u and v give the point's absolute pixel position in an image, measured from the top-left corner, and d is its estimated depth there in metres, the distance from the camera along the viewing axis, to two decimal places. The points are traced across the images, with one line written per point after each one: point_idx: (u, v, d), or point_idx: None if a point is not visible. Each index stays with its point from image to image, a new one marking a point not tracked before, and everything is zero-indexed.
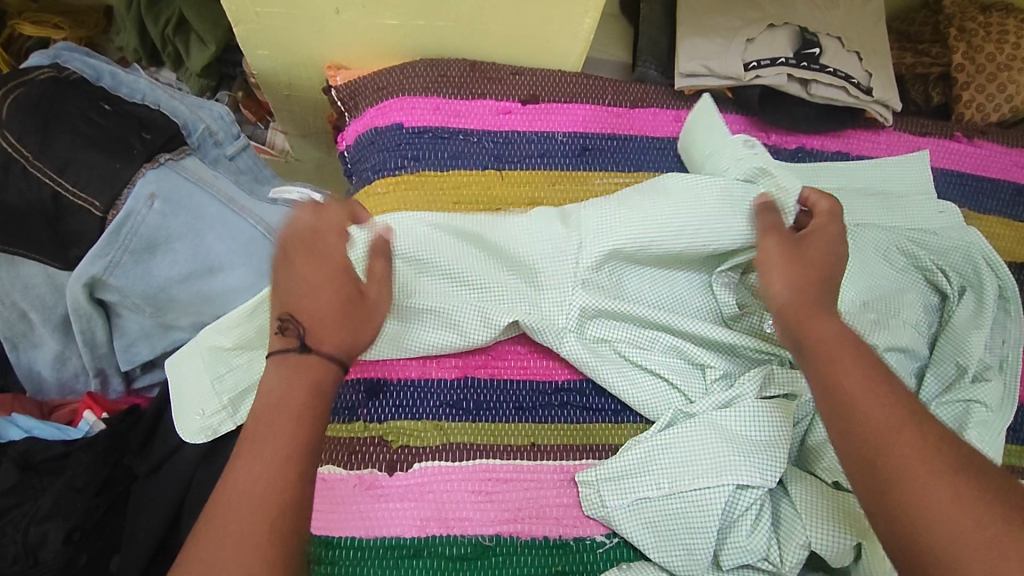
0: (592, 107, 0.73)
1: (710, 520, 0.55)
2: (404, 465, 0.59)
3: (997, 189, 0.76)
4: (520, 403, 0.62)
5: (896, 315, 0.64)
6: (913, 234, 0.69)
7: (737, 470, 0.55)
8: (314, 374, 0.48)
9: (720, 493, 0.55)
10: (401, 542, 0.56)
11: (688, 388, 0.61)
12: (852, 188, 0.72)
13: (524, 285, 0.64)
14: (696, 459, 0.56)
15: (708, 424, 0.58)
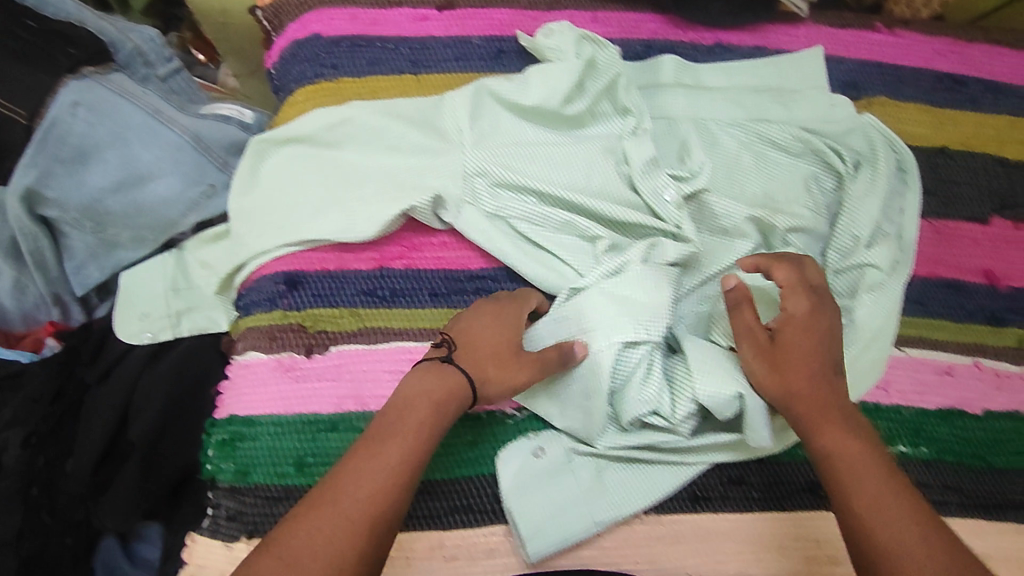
0: (509, 11, 0.74)
1: (600, 383, 0.58)
2: (320, 348, 0.61)
3: (917, 77, 0.76)
4: (435, 290, 0.64)
5: (796, 201, 0.68)
6: (806, 124, 0.72)
7: (624, 330, 0.58)
8: (449, 381, 0.54)
9: (608, 352, 0.58)
10: (318, 417, 0.59)
11: (574, 264, 0.63)
12: (755, 87, 0.74)
13: (411, 165, 0.64)
14: (585, 325, 0.59)
15: (594, 293, 0.60)
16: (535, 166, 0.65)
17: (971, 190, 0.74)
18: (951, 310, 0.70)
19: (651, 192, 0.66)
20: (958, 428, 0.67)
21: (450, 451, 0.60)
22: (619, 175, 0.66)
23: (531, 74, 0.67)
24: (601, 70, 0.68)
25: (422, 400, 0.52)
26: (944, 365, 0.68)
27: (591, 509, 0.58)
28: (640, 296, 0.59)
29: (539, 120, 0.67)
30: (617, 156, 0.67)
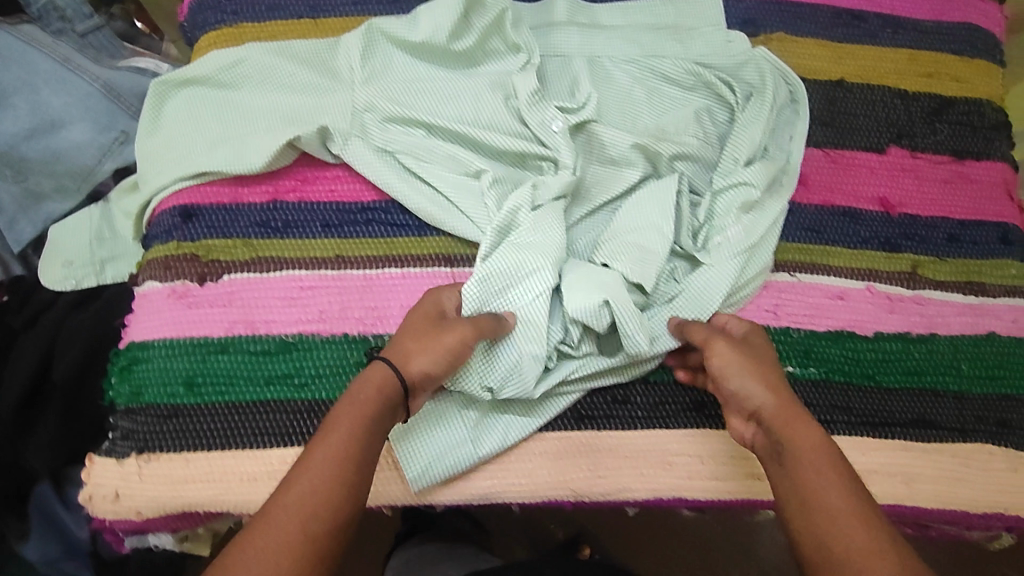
0: None
1: (530, 329, 0.59)
2: (212, 276, 0.64)
3: (816, 14, 0.78)
4: (326, 222, 0.66)
5: (687, 129, 0.70)
6: (699, 60, 0.74)
7: (545, 276, 0.60)
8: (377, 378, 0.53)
9: (538, 299, 0.59)
10: (209, 340, 0.62)
11: (457, 193, 0.65)
12: (647, 24, 0.76)
13: (304, 101, 0.67)
14: (507, 281, 0.60)
15: (509, 246, 0.61)
16: (428, 99, 0.68)
17: (868, 122, 0.75)
18: (846, 237, 0.71)
19: (539, 123, 0.68)
20: (849, 349, 0.67)
21: (336, 371, 0.62)
22: (508, 109, 0.68)
23: (420, 14, 0.69)
24: (488, 6, 0.69)
25: (363, 418, 0.51)
26: (837, 289, 0.69)
27: (474, 440, 0.61)
28: (530, 230, 0.62)
29: (429, 59, 0.70)
30: (505, 91, 0.69)
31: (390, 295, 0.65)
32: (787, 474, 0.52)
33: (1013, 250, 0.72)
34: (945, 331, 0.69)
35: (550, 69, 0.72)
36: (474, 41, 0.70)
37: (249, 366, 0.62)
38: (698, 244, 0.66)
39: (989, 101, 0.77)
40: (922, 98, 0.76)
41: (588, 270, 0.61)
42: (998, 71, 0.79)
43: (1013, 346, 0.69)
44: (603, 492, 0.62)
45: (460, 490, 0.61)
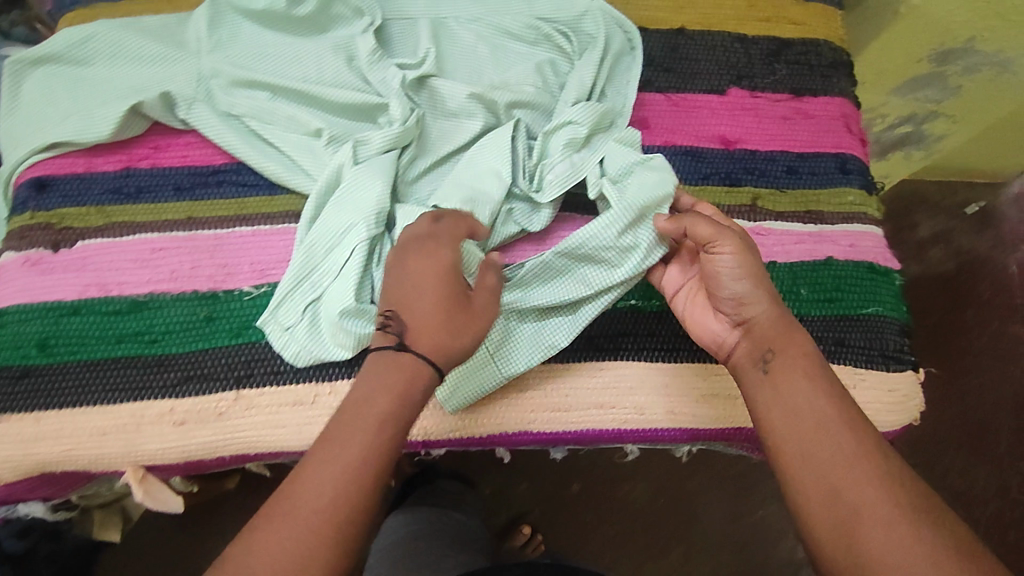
0: None
1: (347, 277, 0.61)
2: (67, 243, 0.66)
3: None
4: (179, 185, 0.69)
5: (524, 78, 0.72)
6: (539, 15, 0.77)
7: (359, 227, 0.62)
8: (411, 372, 0.53)
9: (354, 250, 0.62)
10: (61, 304, 0.64)
11: (296, 151, 0.68)
12: None
13: (154, 73, 0.70)
14: (331, 242, 0.63)
15: (332, 207, 0.64)
16: (274, 63, 0.71)
17: (710, 65, 0.78)
18: (687, 175, 0.74)
19: (379, 81, 0.71)
20: None
21: (186, 327, 0.64)
22: (350, 69, 0.71)
23: None
24: None
25: (397, 384, 0.52)
26: None
27: (499, 362, 0.63)
28: (352, 183, 0.64)
29: (275, 27, 0.73)
30: (348, 52, 0.72)
31: (239, 252, 0.67)
32: (766, 383, 0.55)
33: (851, 178, 0.76)
34: (784, 259, 0.72)
35: (399, 32, 0.75)
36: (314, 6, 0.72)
37: (100, 326, 0.63)
38: (531, 185, 0.68)
39: (825, 41, 0.80)
40: (761, 41, 0.79)
41: (408, 213, 0.63)
42: (835, 13, 0.82)
43: (851, 269, 0.72)
44: (450, 429, 0.65)
45: (450, 427, 0.65)
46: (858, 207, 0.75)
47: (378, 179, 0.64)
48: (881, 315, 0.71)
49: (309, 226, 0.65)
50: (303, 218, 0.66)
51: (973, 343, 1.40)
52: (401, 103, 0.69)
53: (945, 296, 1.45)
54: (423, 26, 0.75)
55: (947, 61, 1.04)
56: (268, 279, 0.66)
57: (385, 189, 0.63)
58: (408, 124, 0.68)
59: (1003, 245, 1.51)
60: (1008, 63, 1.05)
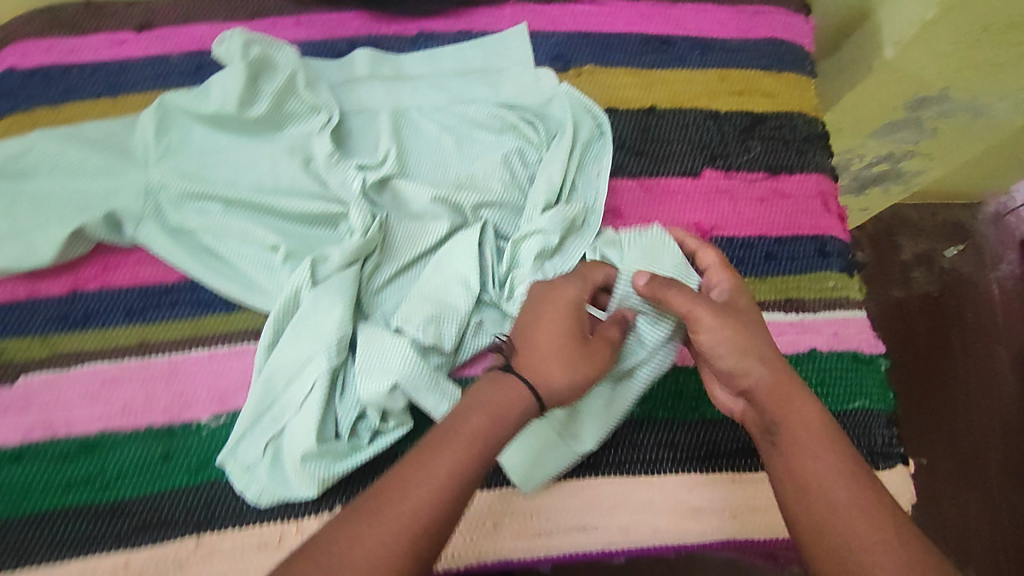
0: (209, 25, 0.72)
1: (307, 414, 0.58)
2: (9, 379, 0.62)
3: (625, 43, 0.77)
4: (129, 308, 0.65)
5: (491, 175, 0.69)
6: (506, 103, 0.73)
7: (319, 359, 0.59)
8: (517, 401, 0.52)
9: (315, 384, 0.59)
10: (5, 450, 0.60)
11: (252, 270, 0.64)
12: (450, 71, 0.74)
13: (97, 188, 0.65)
14: (291, 372, 0.61)
15: (290, 335, 0.61)
16: (228, 171, 0.66)
17: (682, 146, 0.75)
18: None
19: (339, 185, 0.67)
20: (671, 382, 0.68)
21: (140, 468, 0.60)
22: (307, 174, 0.67)
23: (211, 83, 0.67)
24: (278, 70, 0.69)
25: (501, 408, 0.51)
26: None
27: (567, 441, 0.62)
28: (310, 312, 0.61)
29: (227, 129, 0.68)
30: (302, 155, 0.67)
31: (197, 380, 0.63)
32: (780, 453, 0.52)
33: (830, 261, 0.74)
34: None
35: (360, 128, 0.71)
36: (268, 107, 0.67)
37: (48, 472, 0.59)
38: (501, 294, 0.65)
39: (799, 114, 0.78)
40: (733, 117, 0.77)
41: (371, 340, 0.60)
42: (810, 82, 0.80)
43: (835, 361, 0.70)
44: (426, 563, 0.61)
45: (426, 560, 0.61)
46: (839, 292, 0.73)
47: (338, 307, 0.60)
48: (867, 409, 0.69)
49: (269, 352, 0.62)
50: (261, 341, 0.62)
51: (958, 362, 1.42)
52: (361, 211, 0.65)
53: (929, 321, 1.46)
54: (385, 120, 0.71)
55: (921, 107, 1.03)
56: (229, 409, 0.62)
57: (345, 320, 0.60)
58: (368, 237, 0.64)
59: (979, 264, 1.54)
60: (980, 108, 1.04)
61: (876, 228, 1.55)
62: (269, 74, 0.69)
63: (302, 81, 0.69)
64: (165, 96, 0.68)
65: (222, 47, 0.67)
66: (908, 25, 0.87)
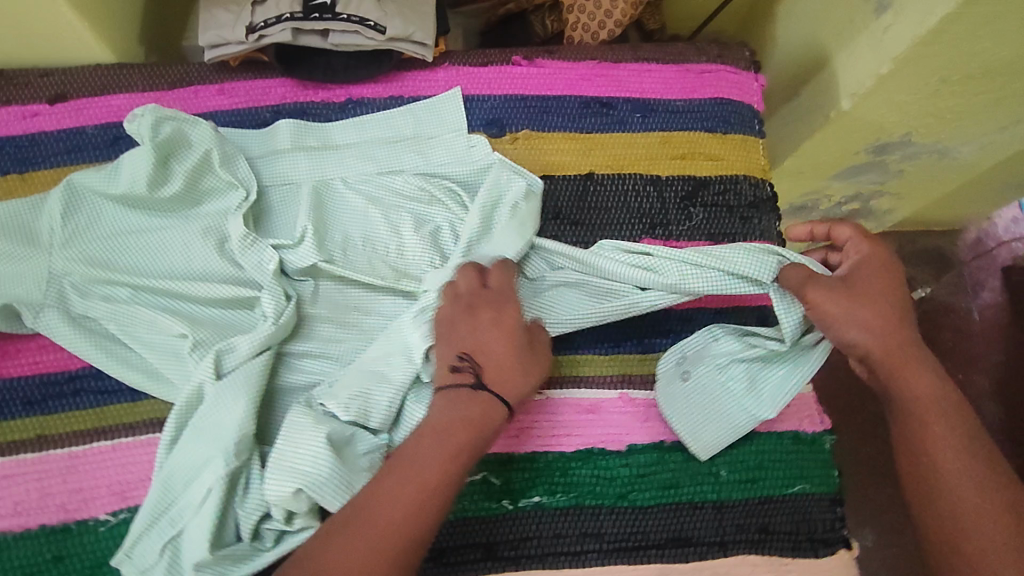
0: (127, 96, 0.70)
1: (203, 518, 0.58)
2: None
3: (563, 106, 0.75)
4: (28, 399, 0.63)
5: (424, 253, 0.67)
6: (431, 175, 0.71)
7: (217, 462, 0.58)
8: (485, 412, 0.57)
9: (213, 488, 0.58)
10: None
11: (160, 360, 0.63)
12: (379, 140, 0.72)
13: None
14: (191, 473, 0.60)
15: (191, 435, 0.61)
16: (139, 255, 0.65)
17: (620, 214, 0.73)
18: (597, 343, 0.69)
19: (254, 265, 0.65)
20: (600, 468, 0.66)
21: (33, 570, 0.59)
22: (221, 256, 0.66)
23: (120, 164, 0.66)
24: (194, 147, 0.67)
25: (467, 418, 0.56)
26: (589, 402, 0.68)
27: (750, 408, 0.66)
28: (211, 410, 0.60)
29: (138, 209, 0.66)
30: (217, 236, 0.66)
31: (96, 474, 0.61)
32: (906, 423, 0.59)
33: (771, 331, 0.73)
34: None
35: (287, 204, 0.70)
36: (180, 189, 0.66)
37: None
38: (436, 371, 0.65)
39: (745, 176, 0.75)
40: (676, 182, 0.74)
41: (287, 424, 0.59)
42: (756, 142, 0.77)
43: (774, 443, 0.68)
44: None
45: None
46: None
47: (241, 404, 0.60)
48: (808, 493, 0.67)
49: (168, 450, 0.61)
50: (163, 436, 0.62)
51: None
52: (273, 295, 0.64)
53: None
54: (309, 196, 0.68)
55: (885, 152, 1.01)
56: (127, 504, 0.61)
57: (247, 419, 0.60)
58: (280, 323, 0.64)
59: (957, 290, 1.51)
60: (946, 150, 1.02)
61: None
62: (182, 152, 0.67)
63: (216, 158, 0.67)
64: (72, 175, 0.66)
65: (132, 126, 0.66)
66: (863, 77, 0.84)
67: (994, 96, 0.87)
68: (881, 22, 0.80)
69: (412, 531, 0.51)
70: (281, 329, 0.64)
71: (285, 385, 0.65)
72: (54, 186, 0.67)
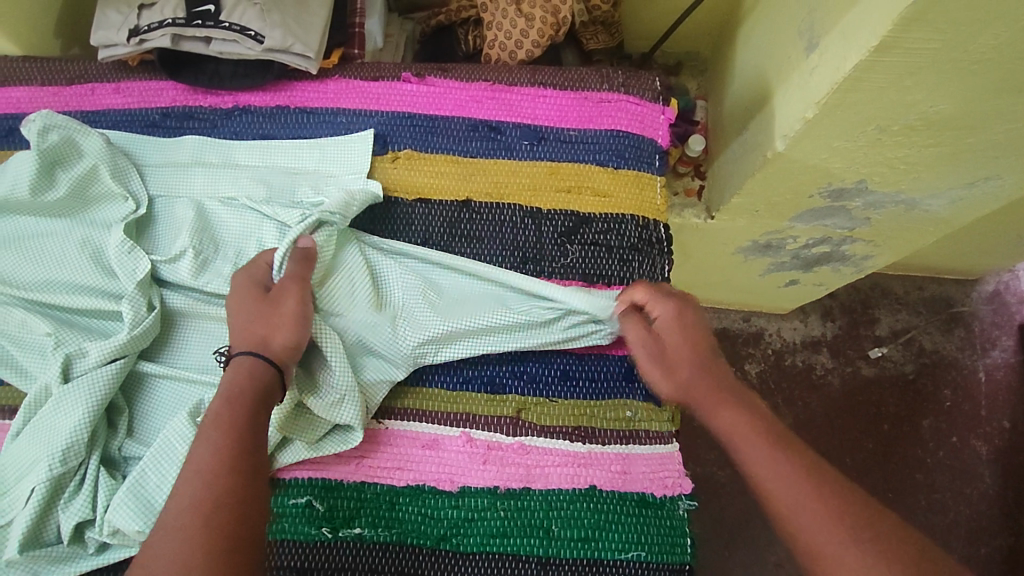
0: (26, 89, 0.73)
1: (24, 517, 0.58)
2: None
3: (449, 127, 0.73)
4: None
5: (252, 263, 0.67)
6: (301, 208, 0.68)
7: (44, 467, 0.58)
8: (243, 375, 0.55)
9: (39, 491, 0.58)
10: None
11: (25, 357, 0.63)
12: (278, 168, 0.71)
13: None
14: (24, 473, 0.60)
15: (30, 434, 0.60)
16: (20, 257, 0.66)
17: (493, 246, 0.70)
18: (444, 378, 0.66)
19: (127, 272, 0.65)
20: (427, 508, 0.63)
21: None
22: (95, 265, 0.66)
23: (12, 166, 0.67)
24: (88, 158, 0.68)
25: (237, 386, 0.54)
26: (427, 437, 0.65)
27: None
28: (51, 412, 0.60)
29: (20, 214, 0.67)
30: (95, 246, 0.67)
31: None
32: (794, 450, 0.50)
33: (634, 387, 0.67)
34: (542, 484, 0.64)
35: (167, 216, 0.69)
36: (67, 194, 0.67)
37: None
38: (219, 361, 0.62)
39: (633, 217, 0.71)
40: (556, 217, 0.71)
41: (156, 443, 0.61)
42: (652, 179, 0.72)
43: (614, 504, 0.64)
44: None
45: None
46: (637, 422, 0.66)
47: (78, 412, 0.59)
48: (643, 561, 0.63)
49: (11, 442, 0.61)
50: (13, 428, 0.62)
51: (928, 455, 1.22)
52: (133, 305, 0.63)
53: (902, 405, 1.25)
54: (191, 209, 0.68)
55: (842, 198, 0.90)
56: None
57: (81, 426, 0.59)
58: (135, 332, 0.62)
59: (968, 347, 1.29)
60: (915, 202, 0.90)
61: (852, 296, 1.32)
62: (75, 160, 0.68)
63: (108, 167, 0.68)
64: None
65: (28, 131, 0.67)
66: (793, 119, 0.75)
67: (946, 150, 0.76)
68: (811, 61, 0.72)
69: (215, 498, 0.47)
70: (136, 341, 0.63)
71: (148, 396, 0.65)
72: None
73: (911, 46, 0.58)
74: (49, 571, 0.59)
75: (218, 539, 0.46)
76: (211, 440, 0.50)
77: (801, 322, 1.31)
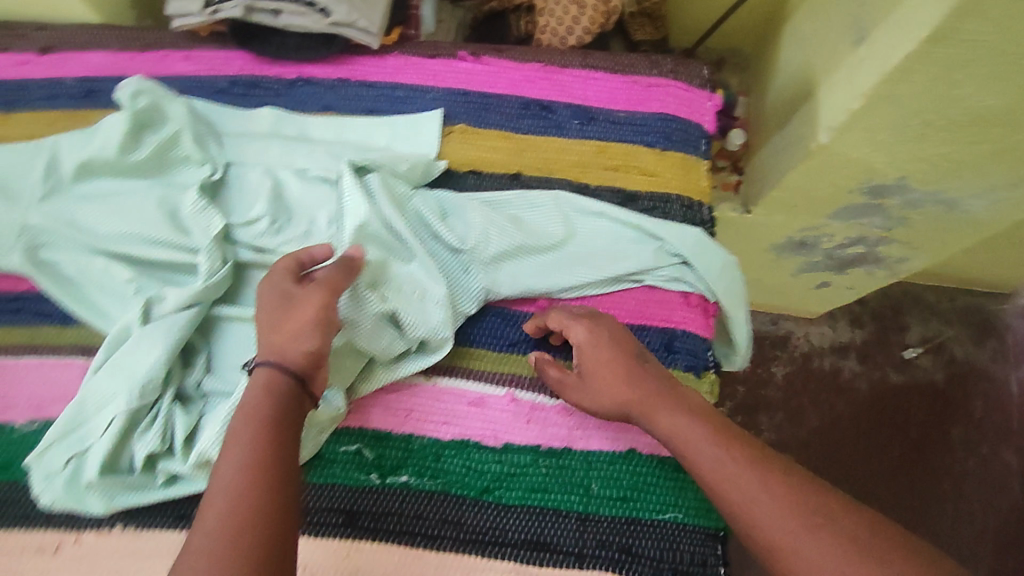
0: (105, 54, 0.77)
1: (103, 444, 0.58)
2: None
3: (502, 104, 0.75)
4: None
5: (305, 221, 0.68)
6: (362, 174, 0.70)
7: (123, 398, 0.58)
8: (264, 392, 0.52)
9: (118, 421, 0.58)
10: None
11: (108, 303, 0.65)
12: (345, 141, 0.73)
13: None
14: (103, 404, 0.60)
15: (109, 368, 0.60)
16: (100, 208, 0.67)
17: None
18: (493, 339, 0.68)
19: (201, 229, 0.66)
20: (472, 461, 0.65)
21: None
22: (170, 220, 0.66)
23: (101, 126, 0.69)
24: (172, 122, 0.70)
25: (258, 403, 0.52)
26: (473, 395, 0.67)
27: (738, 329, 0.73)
28: (132, 349, 0.60)
29: (103, 170, 0.69)
30: (171, 204, 0.67)
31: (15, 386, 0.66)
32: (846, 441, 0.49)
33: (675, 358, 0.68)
34: (582, 446, 0.66)
35: None
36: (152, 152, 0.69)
37: None
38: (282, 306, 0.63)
39: (678, 197, 0.73)
40: (603, 193, 0.73)
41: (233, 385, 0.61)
42: (698, 162, 0.74)
43: (653, 467, 0.65)
44: None
45: None
46: None
47: (157, 349, 0.59)
48: (680, 523, 0.64)
49: (90, 376, 0.61)
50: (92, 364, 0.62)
51: (957, 463, 1.21)
52: (210, 259, 0.64)
53: (931, 412, 1.25)
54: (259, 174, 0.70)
55: (882, 195, 0.91)
56: (40, 416, 0.64)
57: (160, 363, 0.59)
58: (212, 282, 0.63)
59: (1000, 357, 1.29)
60: (955, 203, 0.91)
61: (883, 302, 1.32)
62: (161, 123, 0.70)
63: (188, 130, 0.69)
64: (62, 136, 0.71)
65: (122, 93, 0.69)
66: (839, 110, 0.76)
67: (992, 147, 0.77)
68: (859, 54, 0.74)
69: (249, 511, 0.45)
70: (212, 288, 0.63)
71: (216, 339, 0.65)
72: (29, 126, 0.75)
73: (962, 37, 0.60)
74: (124, 497, 0.59)
75: (251, 549, 0.44)
76: (232, 462, 0.48)
77: (830, 325, 1.31)
